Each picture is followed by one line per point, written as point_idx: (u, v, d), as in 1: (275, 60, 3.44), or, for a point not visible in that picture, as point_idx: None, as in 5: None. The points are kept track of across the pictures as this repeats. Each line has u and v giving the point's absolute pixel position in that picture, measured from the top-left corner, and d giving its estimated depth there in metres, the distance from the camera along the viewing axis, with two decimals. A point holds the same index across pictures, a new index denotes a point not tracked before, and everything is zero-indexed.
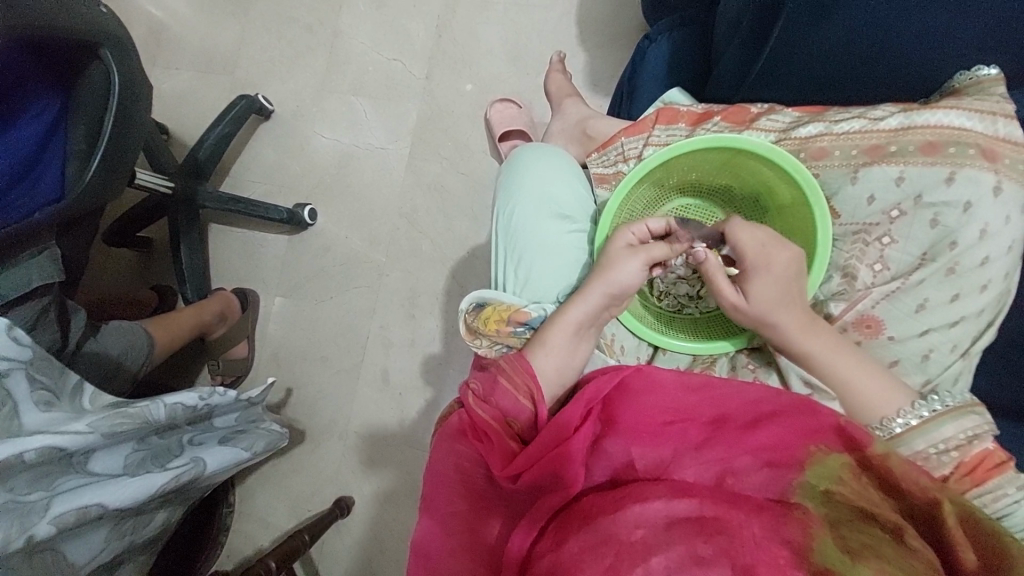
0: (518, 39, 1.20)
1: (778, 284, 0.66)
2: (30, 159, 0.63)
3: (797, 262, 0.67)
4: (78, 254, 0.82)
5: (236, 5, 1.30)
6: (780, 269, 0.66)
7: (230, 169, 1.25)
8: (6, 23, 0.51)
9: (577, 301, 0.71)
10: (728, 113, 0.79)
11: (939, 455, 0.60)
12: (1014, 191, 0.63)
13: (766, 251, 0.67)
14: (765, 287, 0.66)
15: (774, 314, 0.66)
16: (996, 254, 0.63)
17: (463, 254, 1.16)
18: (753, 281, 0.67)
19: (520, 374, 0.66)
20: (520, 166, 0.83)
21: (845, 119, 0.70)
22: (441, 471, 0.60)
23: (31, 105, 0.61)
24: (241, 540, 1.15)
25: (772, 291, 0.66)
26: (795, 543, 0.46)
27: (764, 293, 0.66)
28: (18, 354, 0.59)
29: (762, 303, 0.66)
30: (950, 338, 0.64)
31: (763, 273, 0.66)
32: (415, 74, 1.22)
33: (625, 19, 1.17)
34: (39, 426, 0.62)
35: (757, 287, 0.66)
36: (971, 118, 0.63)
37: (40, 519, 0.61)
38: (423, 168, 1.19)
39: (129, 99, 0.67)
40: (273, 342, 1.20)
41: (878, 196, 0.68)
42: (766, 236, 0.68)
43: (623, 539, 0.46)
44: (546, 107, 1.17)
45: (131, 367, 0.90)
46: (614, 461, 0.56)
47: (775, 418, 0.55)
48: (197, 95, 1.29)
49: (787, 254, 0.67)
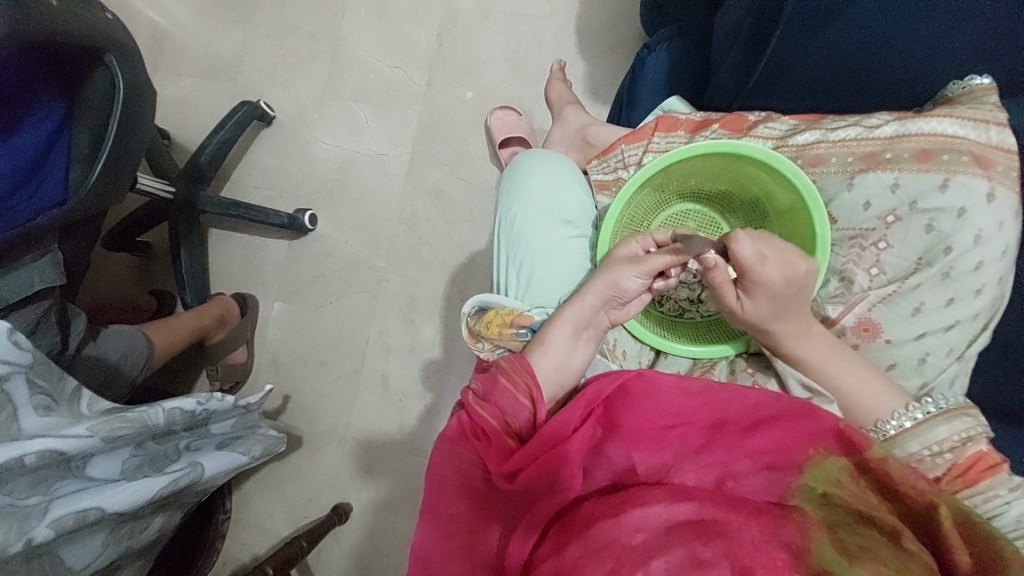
0: (519, 48, 1.21)
1: (776, 301, 0.64)
2: (36, 163, 0.64)
3: (802, 278, 0.64)
4: (79, 258, 0.82)
5: (239, 13, 1.31)
6: (778, 288, 0.63)
7: (232, 175, 1.26)
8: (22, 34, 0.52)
9: (574, 301, 0.72)
10: (726, 121, 0.80)
11: (933, 457, 0.61)
12: (1007, 198, 0.64)
13: (767, 265, 0.63)
14: (759, 304, 0.65)
15: (766, 323, 0.66)
16: (991, 258, 0.64)
17: (463, 260, 1.17)
18: (750, 295, 0.65)
19: (520, 374, 0.67)
20: (523, 170, 0.84)
21: (842, 127, 0.71)
22: (440, 473, 0.59)
23: (36, 110, 0.62)
24: (239, 546, 1.14)
25: (768, 307, 0.65)
26: (793, 545, 0.46)
27: (758, 310, 0.65)
28: (19, 359, 0.59)
29: (755, 315, 0.66)
30: (947, 342, 0.65)
31: (758, 291, 0.64)
32: (416, 81, 1.23)
33: (625, 28, 1.19)
34: (38, 430, 0.61)
35: (751, 306, 0.66)
36: (964, 126, 0.65)
37: (39, 522, 0.62)
38: (424, 174, 1.20)
39: (133, 105, 0.68)
40: (272, 346, 1.20)
41: (873, 202, 0.69)
42: (779, 249, 0.64)
43: (624, 544, 0.47)
44: (546, 115, 1.19)
45: (131, 372, 0.90)
46: (615, 465, 0.57)
47: (776, 422, 0.55)
48: (199, 101, 1.29)
49: (784, 273, 0.63)
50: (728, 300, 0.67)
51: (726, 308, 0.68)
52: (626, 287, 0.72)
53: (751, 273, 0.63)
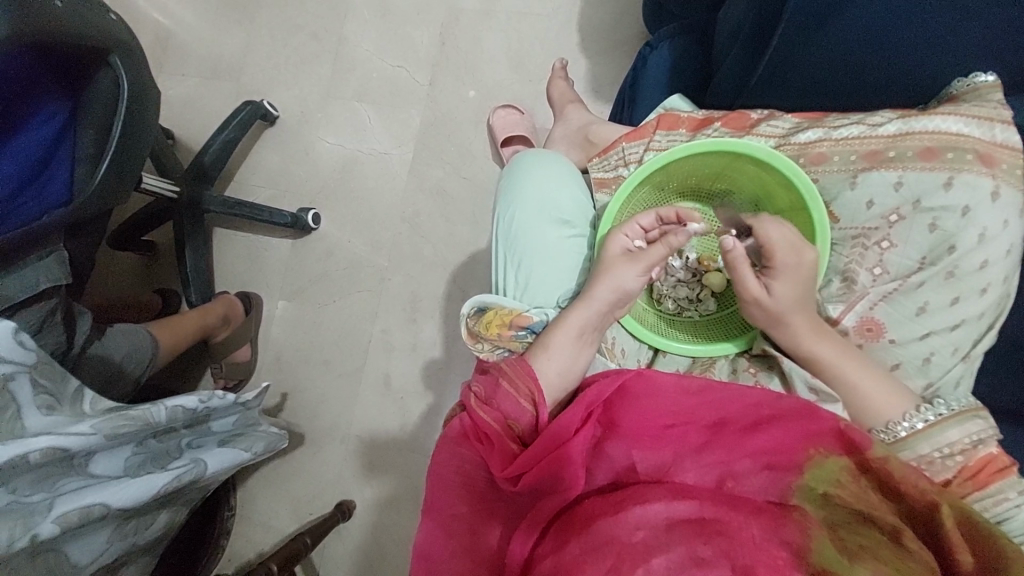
0: (521, 46, 1.21)
1: (801, 285, 0.65)
2: (42, 160, 0.65)
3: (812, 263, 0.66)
4: (85, 258, 0.83)
5: (243, 13, 1.31)
6: (806, 267, 0.65)
7: (236, 174, 1.26)
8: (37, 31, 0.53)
9: (581, 306, 0.71)
10: (728, 119, 0.80)
11: (943, 459, 0.60)
12: (1011, 196, 0.63)
13: (797, 248, 0.65)
14: (788, 288, 0.65)
15: (791, 316, 0.65)
16: (995, 257, 0.63)
17: (465, 259, 1.17)
18: (778, 280, 0.65)
19: (523, 379, 0.66)
20: (520, 171, 0.84)
21: (845, 125, 0.71)
22: (444, 474, 0.61)
23: (41, 111, 0.63)
24: (243, 544, 1.15)
25: (797, 293, 0.65)
26: (794, 544, 0.46)
27: (787, 293, 0.65)
28: (24, 358, 0.60)
29: (785, 303, 0.65)
30: (952, 341, 0.65)
31: (788, 275, 0.65)
32: (419, 80, 1.23)
33: (627, 25, 1.18)
34: (42, 428, 0.62)
35: (780, 288, 0.65)
36: (968, 124, 0.64)
37: (43, 519, 0.62)
38: (426, 173, 1.20)
39: (138, 103, 0.69)
40: (275, 345, 1.21)
41: (877, 200, 0.68)
42: (792, 234, 0.66)
43: (624, 541, 0.47)
44: (548, 113, 1.18)
45: (135, 370, 0.91)
46: (615, 464, 0.56)
47: (776, 421, 0.55)
48: (203, 101, 1.30)
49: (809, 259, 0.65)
50: (748, 280, 0.66)
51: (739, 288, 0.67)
52: (630, 287, 0.72)
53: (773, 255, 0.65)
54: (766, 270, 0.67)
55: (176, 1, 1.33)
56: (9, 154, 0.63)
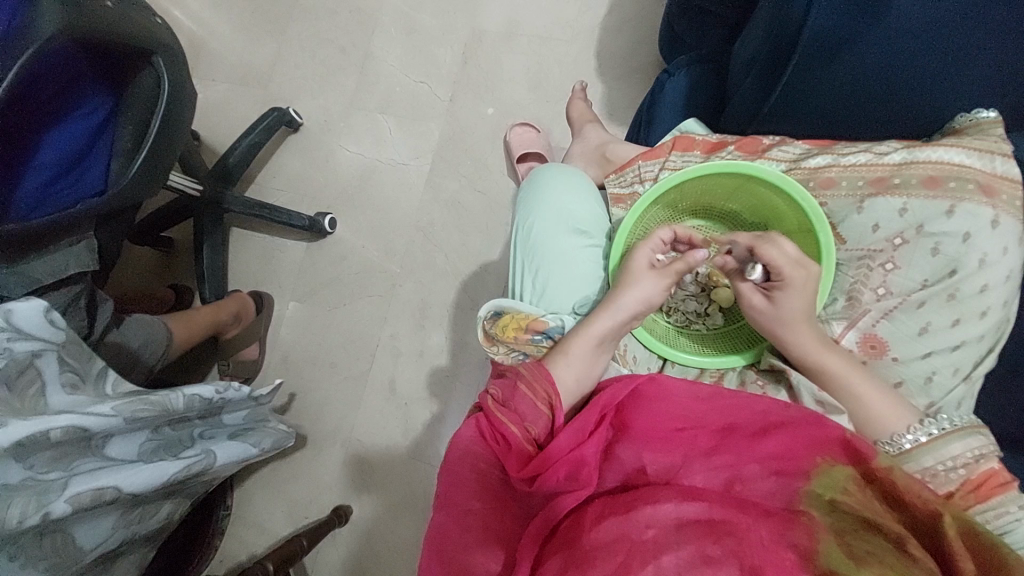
0: (541, 68, 1.25)
1: (807, 298, 0.69)
2: (81, 152, 0.67)
3: (812, 279, 0.69)
4: (112, 248, 0.85)
5: (274, 25, 1.36)
6: (813, 284, 0.69)
7: (256, 179, 1.30)
8: (88, 30, 0.55)
9: (604, 315, 0.73)
10: (741, 143, 0.83)
11: (947, 472, 0.62)
12: (1011, 225, 0.67)
13: (801, 266, 0.69)
14: (793, 300, 0.69)
15: (791, 328, 0.69)
16: (995, 282, 0.67)
17: (475, 269, 1.19)
18: (780, 293, 0.69)
19: (541, 384, 0.68)
20: (540, 184, 0.88)
21: (853, 152, 0.75)
22: (459, 470, 0.62)
23: (86, 104, 0.66)
24: (236, 545, 1.15)
25: (802, 306, 0.69)
26: (801, 547, 0.47)
27: (792, 305, 0.69)
28: (53, 336, 0.62)
29: (786, 315, 0.69)
30: (952, 362, 0.68)
31: (791, 290, 0.69)
32: (440, 96, 1.27)
33: (643, 54, 1.23)
34: (65, 406, 0.64)
35: (783, 302, 0.69)
36: (970, 156, 0.68)
37: (58, 497, 0.61)
38: (442, 185, 1.23)
39: (175, 106, 0.71)
40: (284, 345, 1.22)
41: (883, 224, 0.71)
42: (794, 255, 0.69)
43: (635, 538, 0.48)
44: (565, 133, 1.22)
45: (150, 359, 0.92)
46: (626, 466, 0.58)
47: (783, 428, 0.57)
48: (230, 106, 1.34)
49: (807, 284, 0.69)
50: (754, 300, 0.72)
51: (743, 300, 0.73)
52: (654, 299, 0.75)
53: (778, 272, 0.69)
54: (773, 284, 0.70)
55: (208, 12, 1.38)
56: (49, 145, 0.65)
